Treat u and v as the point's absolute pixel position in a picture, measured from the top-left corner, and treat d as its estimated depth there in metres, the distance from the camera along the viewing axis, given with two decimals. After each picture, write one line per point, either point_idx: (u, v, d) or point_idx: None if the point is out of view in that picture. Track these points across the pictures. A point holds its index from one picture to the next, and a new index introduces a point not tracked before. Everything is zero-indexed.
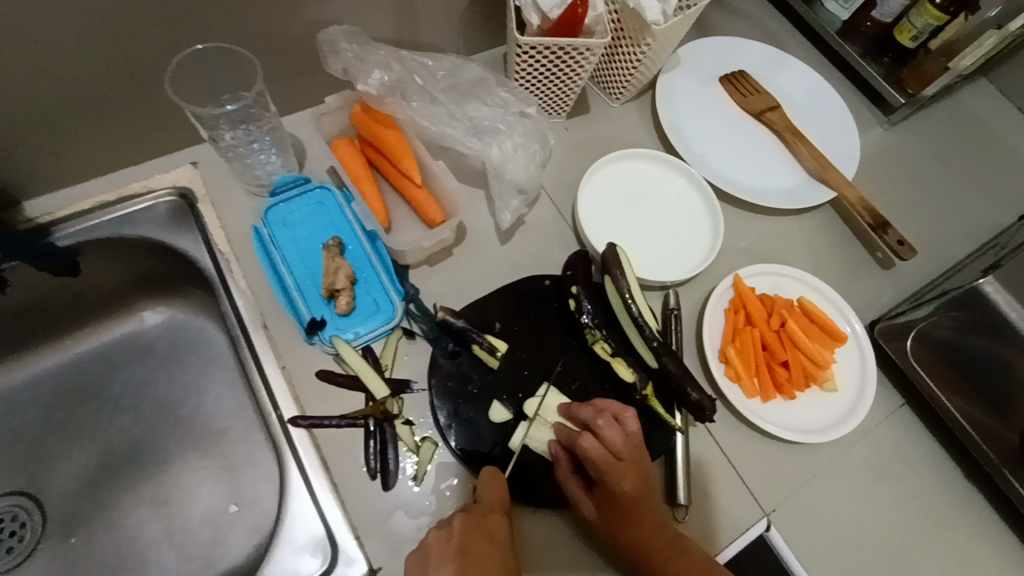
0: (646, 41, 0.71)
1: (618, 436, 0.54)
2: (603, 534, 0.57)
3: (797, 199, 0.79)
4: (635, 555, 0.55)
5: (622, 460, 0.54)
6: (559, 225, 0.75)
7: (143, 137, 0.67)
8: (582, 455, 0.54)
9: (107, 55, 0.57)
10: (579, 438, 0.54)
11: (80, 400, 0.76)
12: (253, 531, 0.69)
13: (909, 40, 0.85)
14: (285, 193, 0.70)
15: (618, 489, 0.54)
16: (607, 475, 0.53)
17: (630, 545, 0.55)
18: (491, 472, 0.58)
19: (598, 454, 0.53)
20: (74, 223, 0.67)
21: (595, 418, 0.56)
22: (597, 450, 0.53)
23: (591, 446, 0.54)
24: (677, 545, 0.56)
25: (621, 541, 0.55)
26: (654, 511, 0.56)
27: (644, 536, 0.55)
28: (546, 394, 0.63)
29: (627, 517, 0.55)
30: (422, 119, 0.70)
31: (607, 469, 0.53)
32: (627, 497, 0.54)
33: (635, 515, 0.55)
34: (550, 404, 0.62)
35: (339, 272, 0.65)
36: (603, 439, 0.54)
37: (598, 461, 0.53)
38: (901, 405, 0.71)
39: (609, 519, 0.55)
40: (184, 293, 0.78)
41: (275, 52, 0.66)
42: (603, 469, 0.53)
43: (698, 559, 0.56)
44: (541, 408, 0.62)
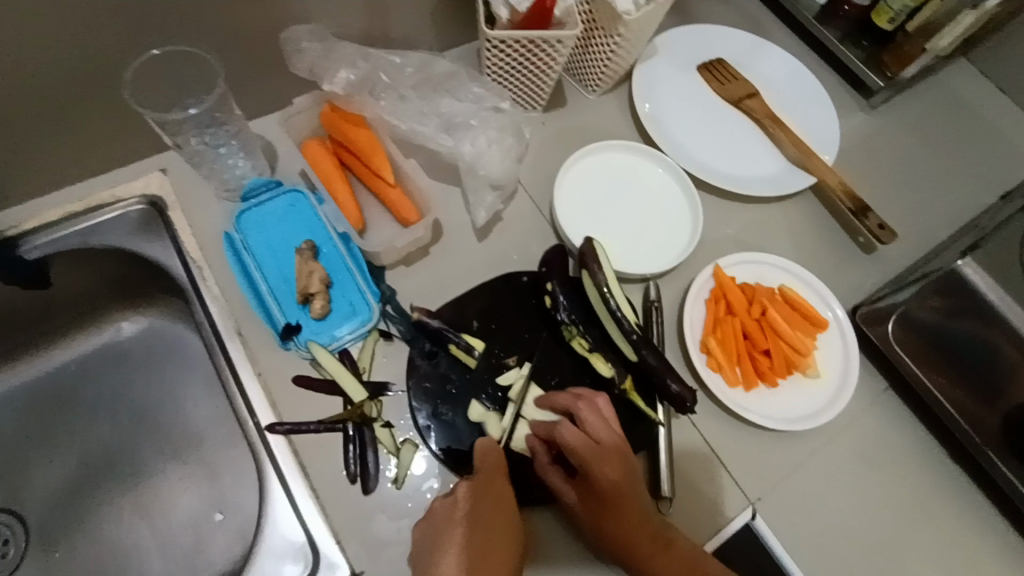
0: (618, 31, 0.70)
1: (597, 420, 0.57)
2: (589, 528, 0.55)
3: (779, 186, 0.78)
4: (625, 549, 0.54)
5: (601, 445, 0.55)
6: (537, 220, 0.74)
7: (109, 145, 0.66)
8: (562, 441, 0.55)
9: (63, 60, 0.56)
10: (559, 424, 0.56)
11: (59, 413, 0.76)
12: (237, 539, 0.69)
13: (886, 23, 0.85)
14: (256, 197, 0.69)
15: (602, 476, 0.54)
16: (589, 461, 0.54)
17: (618, 539, 0.54)
18: (487, 443, 0.57)
19: (579, 438, 0.54)
20: (43, 234, 0.66)
21: (573, 404, 0.58)
22: (577, 434, 0.55)
23: (571, 432, 0.55)
24: (662, 536, 0.54)
25: (608, 533, 0.54)
26: (641, 502, 0.55)
27: (632, 526, 0.54)
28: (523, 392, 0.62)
29: (609, 506, 0.54)
30: (392, 118, 0.69)
31: (587, 452, 0.54)
32: (611, 485, 0.54)
33: (620, 505, 0.54)
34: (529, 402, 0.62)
35: (313, 276, 0.64)
36: (582, 423, 0.56)
37: (578, 444, 0.54)
38: (886, 391, 0.70)
39: (594, 509, 0.55)
40: (160, 302, 0.77)
41: (239, 54, 0.65)
42: (586, 455, 0.54)
43: (691, 552, 0.54)
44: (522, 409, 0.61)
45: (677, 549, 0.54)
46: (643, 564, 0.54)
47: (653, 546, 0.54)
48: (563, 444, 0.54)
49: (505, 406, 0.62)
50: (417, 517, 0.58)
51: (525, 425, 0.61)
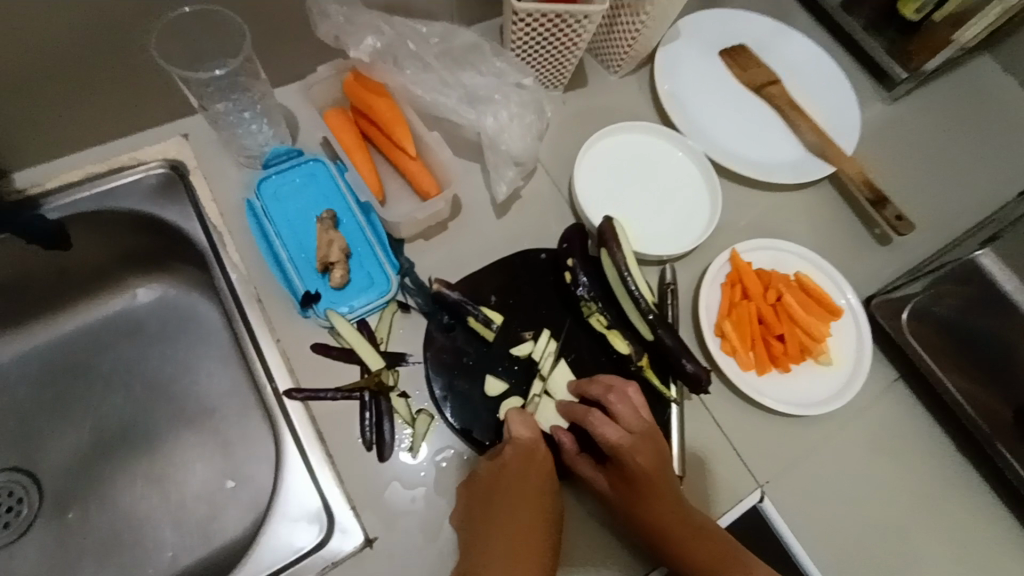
0: (643, 12, 0.70)
1: (629, 411, 0.56)
2: (620, 513, 0.56)
3: (800, 172, 0.78)
4: (657, 533, 0.54)
5: (634, 434, 0.55)
6: (555, 199, 0.74)
7: (131, 108, 0.66)
8: (595, 432, 0.55)
9: (89, 17, 0.56)
10: (590, 414, 0.56)
11: (74, 377, 0.76)
12: (249, 507, 0.70)
13: (912, 13, 0.84)
14: (278, 164, 0.69)
15: (633, 462, 0.54)
16: (621, 447, 0.54)
17: (649, 524, 0.54)
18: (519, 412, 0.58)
19: (609, 427, 0.55)
20: (64, 196, 0.66)
21: (605, 395, 0.57)
22: (608, 422, 0.55)
23: (602, 419, 0.55)
24: (695, 525, 0.54)
25: (638, 516, 0.55)
26: (672, 488, 0.55)
27: (665, 510, 0.54)
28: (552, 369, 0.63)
29: (641, 493, 0.54)
30: (415, 87, 0.69)
31: (619, 441, 0.54)
32: (642, 471, 0.54)
33: (651, 490, 0.54)
34: (557, 381, 0.63)
35: (333, 245, 0.64)
36: (614, 414, 0.57)
37: (611, 434, 0.55)
38: (896, 380, 0.71)
39: (626, 494, 0.55)
40: (176, 271, 0.77)
41: (264, 19, 0.64)
42: (618, 442, 0.54)
43: (722, 540, 0.54)
44: (550, 386, 0.62)
45: (710, 538, 0.54)
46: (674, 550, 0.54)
47: (684, 532, 0.54)
48: (595, 432, 0.55)
49: (521, 381, 0.63)
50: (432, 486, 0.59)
51: (548, 401, 0.62)
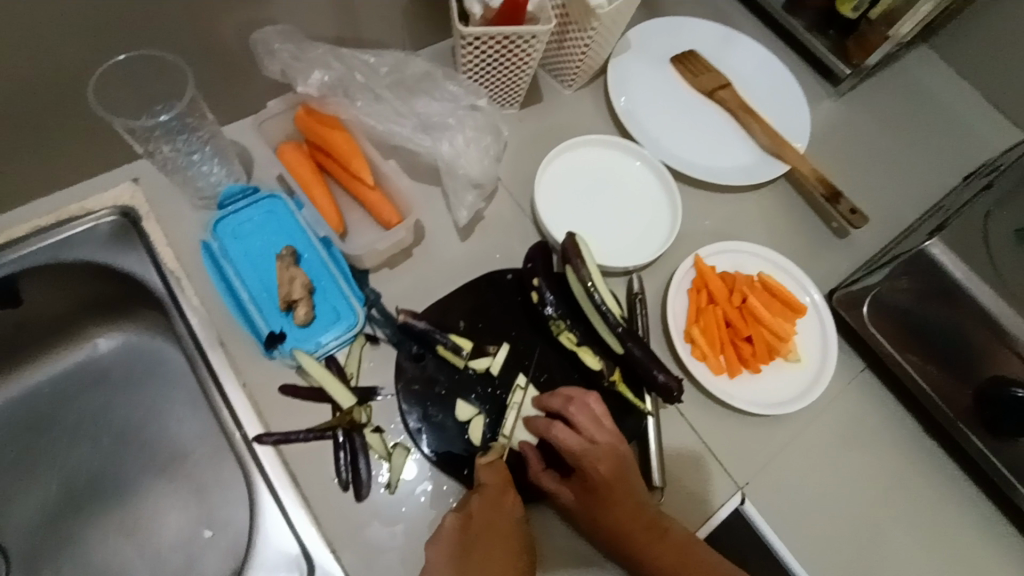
0: (591, 26, 0.71)
1: (589, 421, 0.58)
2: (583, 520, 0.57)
3: (755, 174, 0.80)
4: (620, 537, 0.55)
5: (595, 443, 0.57)
6: (518, 218, 0.74)
7: (76, 156, 0.64)
8: (556, 443, 0.57)
9: (22, 71, 0.54)
10: (551, 428, 0.57)
11: (34, 435, 0.73)
12: (228, 553, 0.68)
13: (850, 11, 0.87)
14: (233, 204, 0.68)
15: (594, 471, 0.56)
16: (582, 459, 0.56)
17: (612, 530, 0.55)
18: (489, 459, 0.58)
19: (571, 438, 0.57)
20: (9, 251, 0.64)
21: (565, 407, 0.59)
22: (569, 434, 0.57)
23: (563, 431, 0.57)
24: (657, 525, 0.56)
25: (600, 519, 0.56)
26: (634, 493, 0.57)
27: (626, 516, 0.56)
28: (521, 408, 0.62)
29: (604, 500, 0.56)
30: (368, 118, 0.69)
31: (581, 452, 0.56)
32: (604, 480, 0.56)
33: (613, 498, 0.56)
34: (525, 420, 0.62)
35: (295, 282, 0.64)
36: (574, 424, 0.58)
37: (572, 445, 0.56)
38: (862, 370, 0.73)
39: (588, 502, 0.56)
40: (138, 316, 0.75)
41: (209, 58, 0.63)
42: (578, 452, 0.56)
43: (684, 540, 0.56)
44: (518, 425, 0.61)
45: (672, 540, 0.55)
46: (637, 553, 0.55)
47: (645, 534, 0.55)
48: (555, 443, 0.57)
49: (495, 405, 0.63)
50: (411, 519, 0.58)
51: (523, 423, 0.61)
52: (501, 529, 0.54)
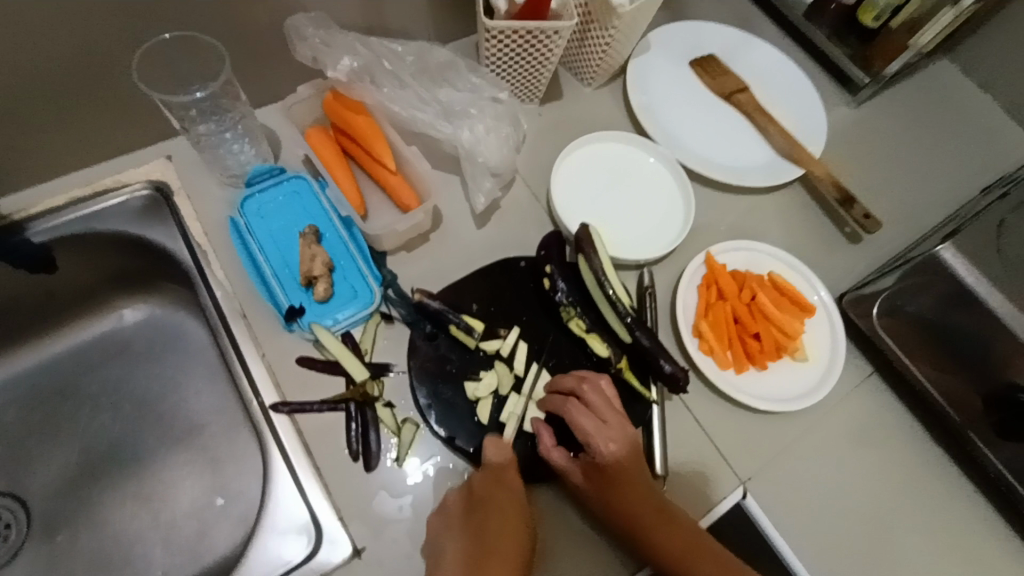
0: (612, 24, 0.73)
1: (601, 400, 0.59)
2: (592, 500, 0.58)
3: (769, 176, 0.81)
4: (629, 521, 0.56)
5: (607, 422, 0.58)
6: (534, 208, 0.76)
7: (115, 132, 0.68)
8: (570, 420, 0.58)
9: (68, 45, 0.57)
10: (565, 406, 0.59)
11: (60, 400, 0.76)
12: (239, 523, 0.70)
13: (871, 20, 0.87)
14: (260, 183, 0.70)
15: (605, 450, 0.57)
16: (593, 436, 0.57)
17: (622, 513, 0.56)
18: (496, 439, 0.60)
19: (584, 415, 0.58)
20: (48, 220, 0.67)
21: (578, 386, 0.60)
22: (583, 412, 0.59)
23: (578, 408, 0.59)
24: (664, 510, 0.56)
25: (610, 501, 0.56)
26: (642, 475, 0.58)
27: (636, 500, 0.56)
28: (536, 378, 0.65)
29: (614, 480, 0.57)
30: (393, 105, 0.71)
31: (593, 430, 0.57)
32: (615, 459, 0.57)
33: (622, 480, 0.57)
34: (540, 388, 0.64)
35: (316, 260, 0.66)
36: (587, 404, 0.59)
37: (584, 422, 0.58)
38: (871, 373, 0.73)
39: (597, 481, 0.57)
40: (163, 290, 0.78)
41: (242, 41, 0.66)
42: (591, 432, 0.57)
43: (692, 528, 0.56)
44: (533, 390, 0.64)
45: (680, 526, 0.56)
46: (648, 540, 0.55)
47: (655, 519, 0.56)
48: (570, 419, 0.58)
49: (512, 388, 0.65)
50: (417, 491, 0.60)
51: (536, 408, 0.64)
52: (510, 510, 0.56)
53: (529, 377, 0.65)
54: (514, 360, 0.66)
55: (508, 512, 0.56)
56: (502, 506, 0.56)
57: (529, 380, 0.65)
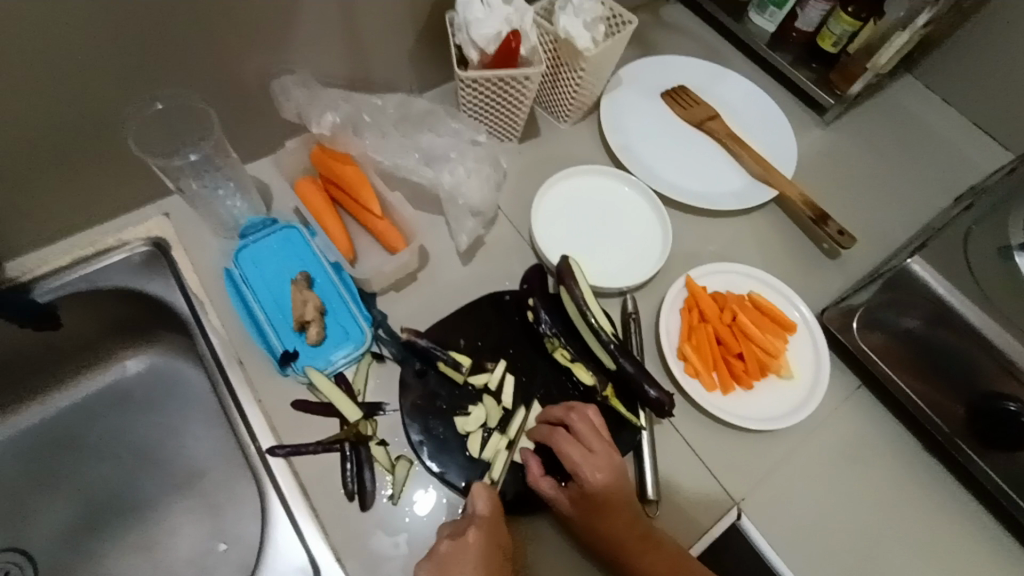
0: (580, 66, 0.77)
1: (588, 429, 0.60)
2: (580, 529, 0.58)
3: (743, 199, 0.84)
4: (618, 549, 0.57)
5: (594, 451, 0.59)
6: (517, 242, 0.78)
7: (116, 193, 0.72)
8: (558, 450, 0.60)
9: (73, 118, 0.61)
10: (553, 436, 0.60)
11: (65, 453, 0.78)
12: (239, 568, 0.71)
13: (830, 46, 0.92)
14: (254, 234, 0.74)
15: (592, 478, 0.58)
16: (580, 465, 0.58)
17: (611, 541, 0.57)
18: (484, 488, 0.59)
19: (571, 445, 0.59)
20: (52, 279, 0.70)
21: (566, 416, 0.62)
22: (570, 442, 0.60)
23: (564, 438, 0.60)
24: (650, 537, 0.58)
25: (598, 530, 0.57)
26: (630, 504, 0.58)
27: (624, 528, 0.57)
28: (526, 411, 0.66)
29: (601, 508, 0.57)
30: (376, 154, 0.75)
31: (579, 459, 0.58)
32: (601, 487, 0.58)
33: (610, 507, 0.58)
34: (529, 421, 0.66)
35: (308, 304, 0.68)
36: (575, 433, 0.60)
37: (571, 451, 0.59)
38: (857, 387, 0.74)
39: (585, 510, 0.58)
40: (164, 340, 0.80)
41: (233, 103, 0.70)
42: (579, 461, 0.58)
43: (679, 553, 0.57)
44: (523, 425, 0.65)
45: (668, 552, 0.57)
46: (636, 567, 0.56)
47: (643, 547, 0.57)
48: (557, 449, 0.59)
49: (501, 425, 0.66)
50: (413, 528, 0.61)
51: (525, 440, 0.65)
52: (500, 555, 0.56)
53: (518, 410, 0.66)
54: (503, 393, 0.67)
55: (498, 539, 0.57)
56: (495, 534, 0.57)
57: (518, 414, 0.66)
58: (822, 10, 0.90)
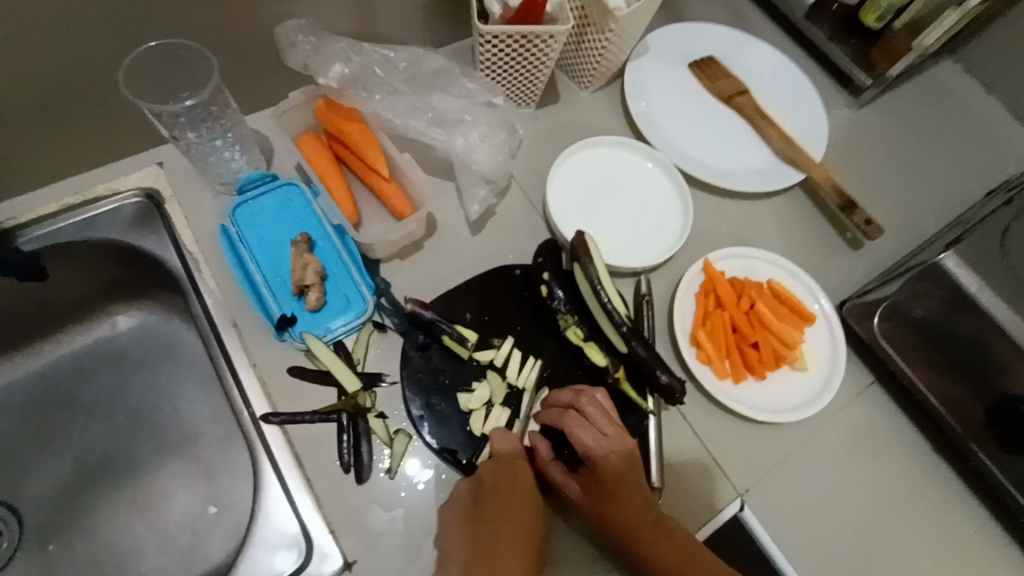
0: (608, 28, 0.71)
1: (599, 412, 0.58)
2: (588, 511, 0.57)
3: (768, 181, 0.79)
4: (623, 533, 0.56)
5: (606, 435, 0.57)
6: (529, 215, 0.75)
7: (106, 140, 0.67)
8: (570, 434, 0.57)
9: (57, 54, 0.56)
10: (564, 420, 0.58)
11: (54, 408, 0.76)
12: (232, 533, 0.70)
13: (874, 21, 0.85)
14: (252, 190, 0.70)
15: (606, 462, 0.56)
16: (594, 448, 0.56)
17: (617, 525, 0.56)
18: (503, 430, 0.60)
19: (584, 428, 0.57)
20: (38, 228, 0.66)
21: (577, 399, 0.59)
22: (582, 425, 0.57)
23: (576, 421, 0.57)
24: (663, 524, 0.56)
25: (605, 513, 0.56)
26: (642, 491, 0.57)
27: (630, 513, 0.56)
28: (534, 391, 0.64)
29: (613, 494, 0.56)
30: (384, 112, 0.70)
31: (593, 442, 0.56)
32: (614, 472, 0.56)
33: (622, 494, 0.56)
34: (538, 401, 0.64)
35: (308, 268, 0.65)
36: (587, 416, 0.58)
37: (585, 436, 0.57)
38: (871, 383, 0.72)
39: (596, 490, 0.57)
40: (157, 298, 0.77)
41: (233, 47, 0.65)
42: (590, 442, 0.57)
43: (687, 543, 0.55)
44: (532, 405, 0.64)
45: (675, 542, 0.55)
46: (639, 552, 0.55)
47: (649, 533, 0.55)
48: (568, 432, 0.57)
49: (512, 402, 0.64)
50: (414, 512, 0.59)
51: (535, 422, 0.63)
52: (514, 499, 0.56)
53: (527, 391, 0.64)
54: (509, 369, 0.65)
55: (507, 512, 0.55)
56: (503, 508, 0.55)
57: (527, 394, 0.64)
58: None
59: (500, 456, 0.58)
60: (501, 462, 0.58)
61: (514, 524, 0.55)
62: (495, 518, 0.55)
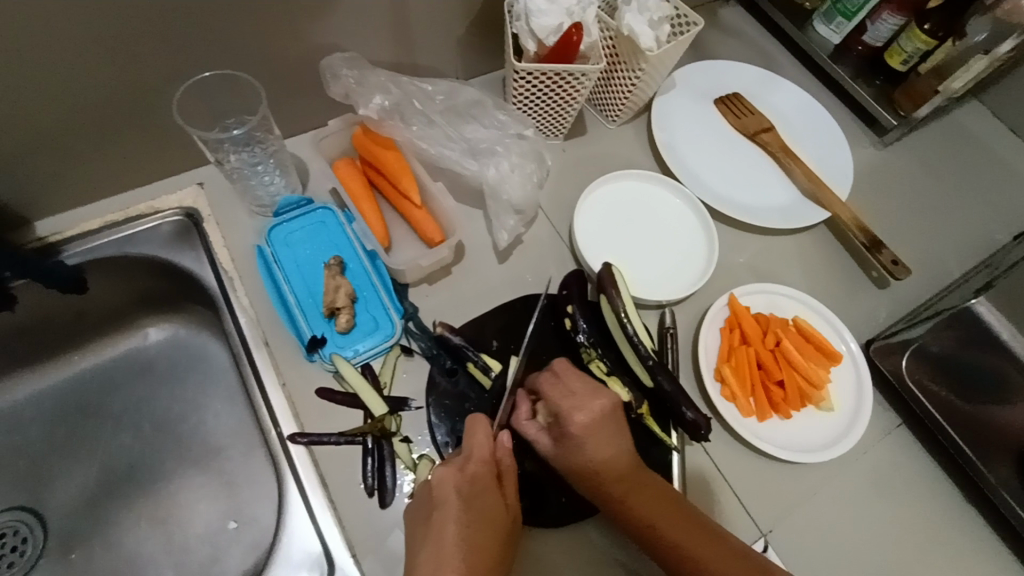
0: (639, 66, 0.73)
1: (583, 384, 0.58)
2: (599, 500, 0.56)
3: (791, 218, 0.80)
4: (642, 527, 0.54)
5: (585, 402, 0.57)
6: (556, 244, 0.76)
7: (153, 161, 0.70)
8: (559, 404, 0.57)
9: (114, 80, 0.59)
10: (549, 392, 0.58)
11: (84, 416, 0.77)
12: (251, 549, 0.70)
13: (899, 63, 0.86)
14: (288, 213, 0.72)
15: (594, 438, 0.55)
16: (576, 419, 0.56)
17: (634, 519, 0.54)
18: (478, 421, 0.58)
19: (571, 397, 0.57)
20: (82, 242, 0.69)
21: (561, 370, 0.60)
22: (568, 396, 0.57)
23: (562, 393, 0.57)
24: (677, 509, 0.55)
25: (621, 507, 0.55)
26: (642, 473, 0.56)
27: (653, 507, 0.54)
28: None
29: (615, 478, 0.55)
30: (421, 141, 0.72)
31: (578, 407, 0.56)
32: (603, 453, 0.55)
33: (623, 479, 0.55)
34: None
35: (339, 290, 0.66)
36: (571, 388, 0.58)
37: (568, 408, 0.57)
38: (898, 425, 0.71)
39: (604, 490, 0.55)
40: (189, 312, 0.79)
41: (278, 77, 0.68)
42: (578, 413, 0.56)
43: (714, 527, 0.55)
44: None
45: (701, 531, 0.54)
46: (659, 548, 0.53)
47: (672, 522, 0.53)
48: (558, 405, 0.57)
49: None
50: (410, 516, 0.56)
51: None
52: (492, 497, 0.54)
53: None
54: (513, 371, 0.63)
55: (495, 514, 0.53)
56: (489, 512, 0.53)
57: None
58: (893, 25, 0.85)
59: (477, 451, 0.56)
60: (479, 455, 0.56)
61: (495, 524, 0.52)
62: (486, 524, 0.51)
